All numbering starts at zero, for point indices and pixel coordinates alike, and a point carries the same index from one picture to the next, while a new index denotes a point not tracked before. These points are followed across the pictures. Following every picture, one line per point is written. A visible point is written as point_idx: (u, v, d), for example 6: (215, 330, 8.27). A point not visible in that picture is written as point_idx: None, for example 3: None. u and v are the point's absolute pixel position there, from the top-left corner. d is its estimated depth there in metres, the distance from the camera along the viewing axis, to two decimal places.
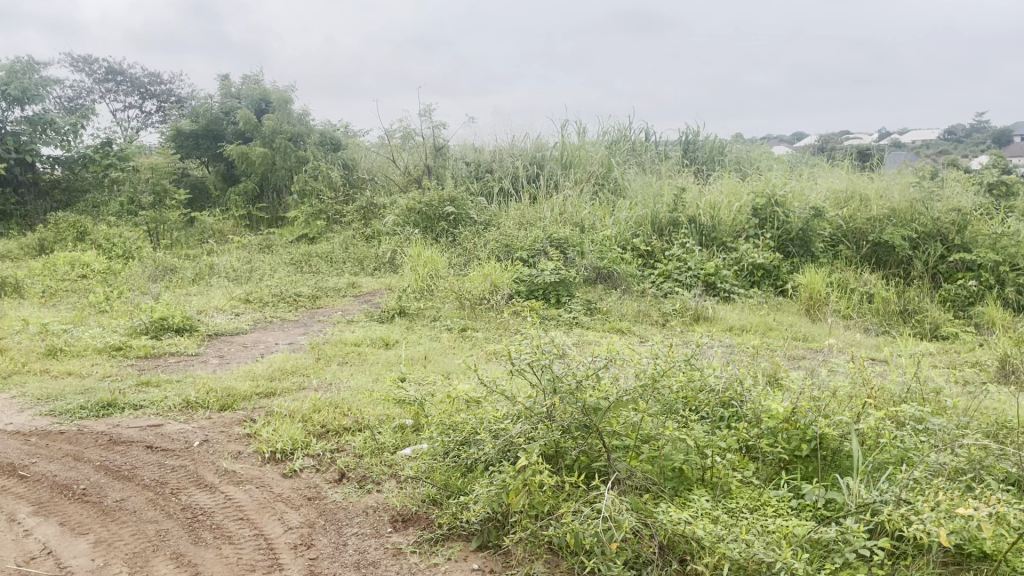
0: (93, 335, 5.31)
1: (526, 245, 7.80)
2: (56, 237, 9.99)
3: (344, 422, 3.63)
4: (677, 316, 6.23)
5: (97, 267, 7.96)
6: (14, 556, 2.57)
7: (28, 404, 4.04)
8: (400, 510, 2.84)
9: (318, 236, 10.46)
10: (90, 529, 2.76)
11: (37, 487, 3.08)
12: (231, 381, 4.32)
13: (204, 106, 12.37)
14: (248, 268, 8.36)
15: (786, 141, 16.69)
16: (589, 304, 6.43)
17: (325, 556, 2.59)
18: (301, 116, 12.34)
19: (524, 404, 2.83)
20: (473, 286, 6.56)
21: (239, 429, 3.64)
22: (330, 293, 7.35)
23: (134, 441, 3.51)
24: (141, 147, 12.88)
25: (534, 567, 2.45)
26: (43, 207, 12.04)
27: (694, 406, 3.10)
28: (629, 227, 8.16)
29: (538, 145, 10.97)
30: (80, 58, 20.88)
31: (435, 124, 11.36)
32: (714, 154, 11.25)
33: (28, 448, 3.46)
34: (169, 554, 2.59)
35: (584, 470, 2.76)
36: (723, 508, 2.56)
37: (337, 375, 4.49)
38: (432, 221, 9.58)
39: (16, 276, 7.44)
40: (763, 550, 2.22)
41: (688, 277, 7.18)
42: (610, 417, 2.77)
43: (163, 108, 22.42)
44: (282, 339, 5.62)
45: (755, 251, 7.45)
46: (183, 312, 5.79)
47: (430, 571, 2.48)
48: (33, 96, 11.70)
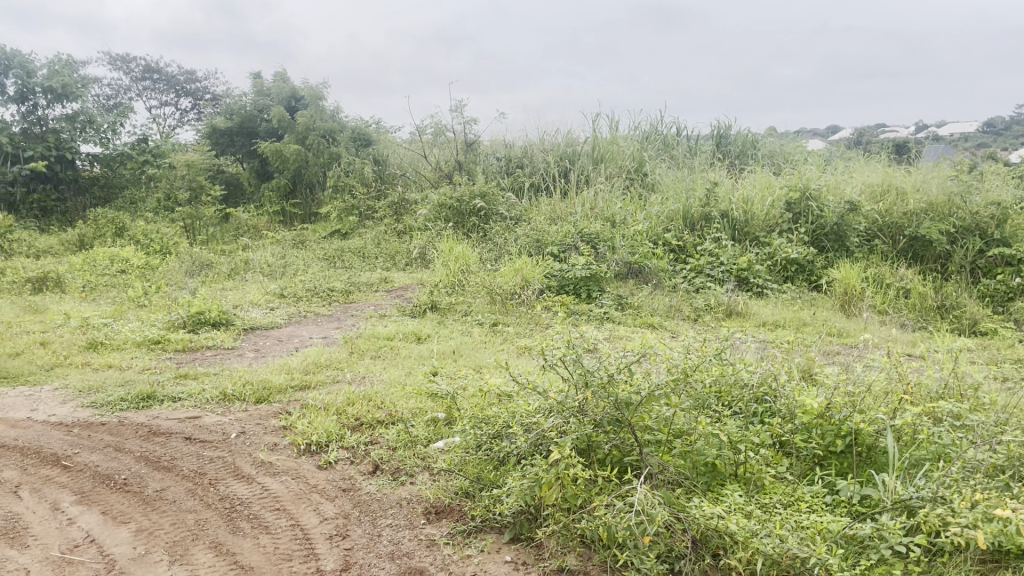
0: (133, 329, 5.42)
1: (556, 239, 7.77)
2: (95, 233, 10.20)
3: (378, 415, 3.66)
4: (709, 313, 6.18)
5: (135, 263, 8.11)
6: (58, 543, 2.64)
7: (70, 395, 4.14)
8: (433, 503, 2.86)
9: (351, 231, 10.61)
10: (132, 517, 2.82)
11: (80, 476, 3.16)
12: (266, 374, 4.39)
13: (238, 104, 12.54)
14: (282, 264, 8.45)
15: (821, 134, 16.45)
16: (620, 299, 6.42)
17: (360, 547, 2.62)
18: (334, 112, 12.42)
19: (555, 398, 2.84)
20: (504, 281, 6.57)
21: (275, 421, 3.70)
22: (363, 288, 7.42)
23: (173, 433, 3.58)
24: (176, 145, 13.08)
25: (567, 561, 2.45)
26: (83, 203, 12.23)
27: (727, 401, 3.08)
28: (661, 222, 8.12)
29: (569, 140, 10.93)
30: (118, 57, 21.26)
31: (466, 119, 11.38)
32: (747, 149, 11.13)
33: (71, 438, 3.54)
34: (209, 542, 2.64)
35: (615, 464, 2.74)
36: (757, 504, 2.54)
37: (370, 369, 4.54)
38: (462, 217, 9.70)
39: (57, 269, 7.60)
40: (797, 546, 2.21)
41: (720, 272, 7.16)
42: (641, 411, 2.75)
43: (198, 106, 22.71)
44: (316, 334, 5.67)
45: (788, 246, 7.37)
46: (219, 306, 5.87)
47: (463, 562, 2.50)
48: (73, 94, 11.92)
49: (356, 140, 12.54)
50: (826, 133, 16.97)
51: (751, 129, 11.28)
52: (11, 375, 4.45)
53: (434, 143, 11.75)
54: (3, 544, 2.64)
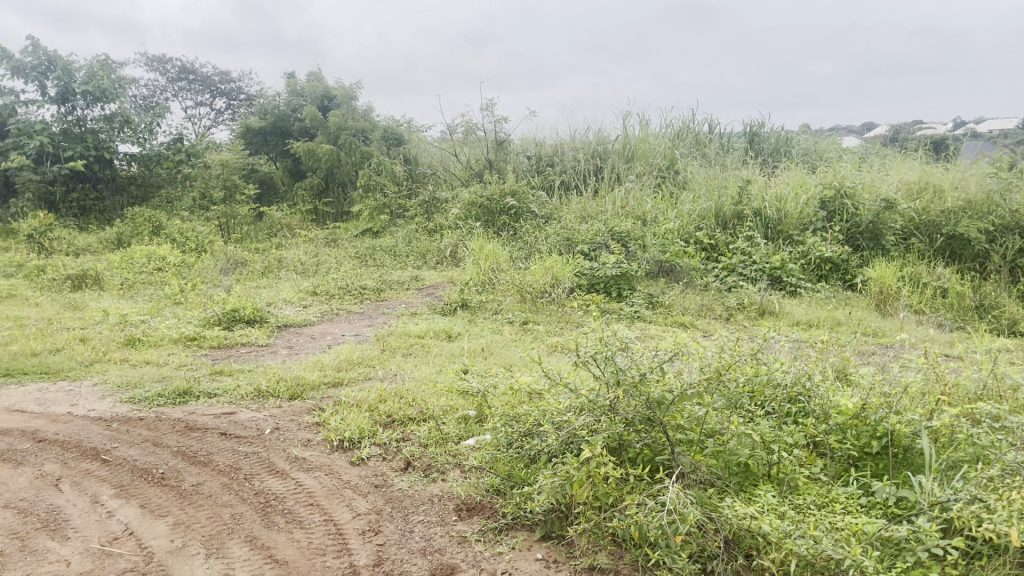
0: (169, 326, 5.51)
1: (587, 238, 7.75)
2: (133, 232, 10.39)
3: (409, 412, 3.68)
4: (742, 311, 6.13)
5: (172, 261, 8.24)
6: (98, 536, 2.69)
7: (109, 390, 4.22)
8: (465, 500, 2.88)
9: (382, 230, 10.70)
10: (170, 511, 2.87)
11: (119, 470, 3.22)
12: (300, 371, 4.43)
13: (272, 104, 12.67)
14: (314, 262, 8.54)
15: (856, 132, 16.19)
16: (651, 298, 6.39)
17: (392, 542, 2.64)
18: (365, 112, 12.50)
19: (587, 397, 2.84)
20: (535, 279, 6.57)
21: (308, 417, 3.74)
22: (394, 286, 7.47)
23: (209, 428, 3.64)
24: (211, 144, 13.24)
25: (598, 559, 2.45)
26: (120, 202, 12.46)
27: (761, 401, 3.06)
28: (692, 220, 8.07)
29: (600, 138, 10.89)
30: (154, 58, 21.58)
31: (497, 118, 11.39)
32: (780, 146, 11.00)
33: (110, 433, 3.61)
34: (244, 536, 2.68)
35: (647, 463, 2.73)
36: (791, 505, 2.52)
37: (401, 366, 4.57)
38: (493, 216, 9.71)
39: (96, 267, 7.75)
40: (832, 547, 2.18)
41: (753, 271, 7.10)
42: (674, 411, 2.75)
43: (232, 106, 22.98)
44: (348, 331, 5.73)
45: (822, 245, 7.27)
46: (253, 304, 5.95)
47: (495, 559, 2.51)
48: (111, 95, 12.13)
49: (388, 140, 12.61)
50: (861, 130, 16.71)
51: (785, 127, 11.15)
52: (52, 370, 4.54)
53: (465, 141, 11.77)
54: (45, 535, 2.70)
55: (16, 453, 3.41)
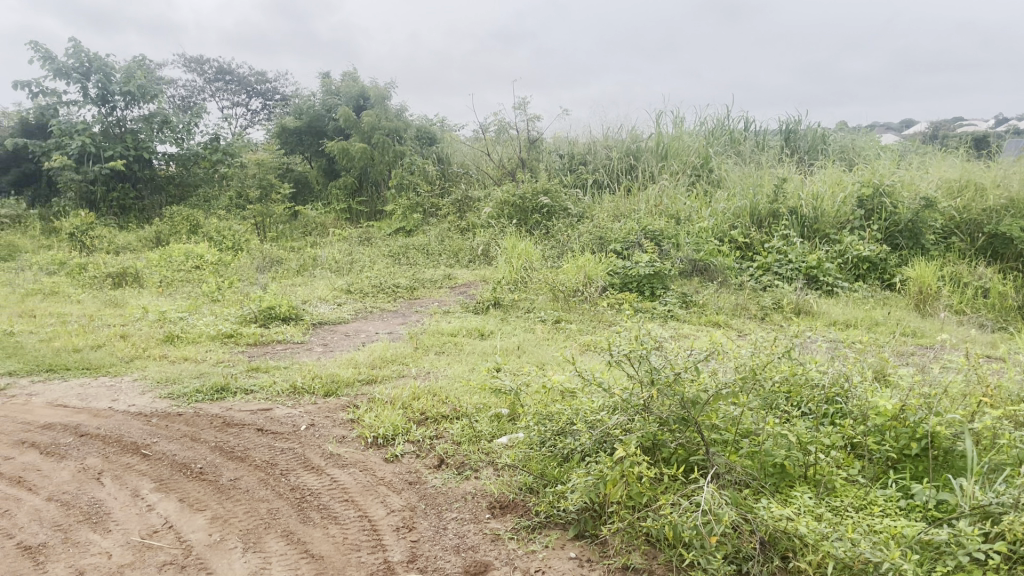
0: (207, 323, 5.60)
1: (620, 236, 7.72)
2: (171, 230, 10.56)
3: (443, 410, 3.70)
4: (778, 311, 6.07)
5: (209, 259, 8.35)
6: (139, 529, 2.74)
7: (149, 386, 4.29)
8: (498, 497, 2.88)
9: (415, 228, 10.76)
10: (208, 505, 2.91)
11: (158, 465, 3.27)
12: (334, 368, 4.47)
13: (307, 104, 12.79)
14: (348, 261, 8.60)
15: (895, 129, 15.89)
16: (685, 296, 6.35)
17: (426, 539, 2.65)
18: (399, 112, 12.56)
19: (620, 396, 2.83)
20: (567, 278, 6.56)
21: (343, 414, 3.77)
22: (427, 285, 7.50)
23: (246, 424, 3.68)
24: (247, 143, 13.41)
25: (632, 559, 2.45)
26: (158, 201, 12.67)
27: (797, 401, 3.03)
28: (727, 219, 8.01)
29: (633, 136, 10.83)
30: (192, 59, 21.92)
31: (530, 116, 11.38)
32: (817, 144, 10.86)
33: (149, 428, 3.68)
34: (281, 531, 2.72)
35: (681, 463, 2.71)
36: (828, 506, 2.50)
37: (434, 364, 4.59)
38: (525, 214, 9.71)
39: (136, 265, 7.89)
40: (870, 550, 2.14)
41: (789, 270, 7.02)
42: (709, 411, 2.73)
43: (268, 106, 23.24)
44: (382, 329, 5.77)
45: (860, 244, 7.17)
46: (289, 302, 6.02)
47: (528, 557, 2.52)
48: (150, 96, 12.34)
49: (421, 139, 12.68)
50: (901, 127, 16.43)
51: (821, 124, 10.99)
52: (94, 366, 4.64)
53: (497, 140, 11.81)
54: (87, 528, 2.75)
55: (59, 446, 3.48)
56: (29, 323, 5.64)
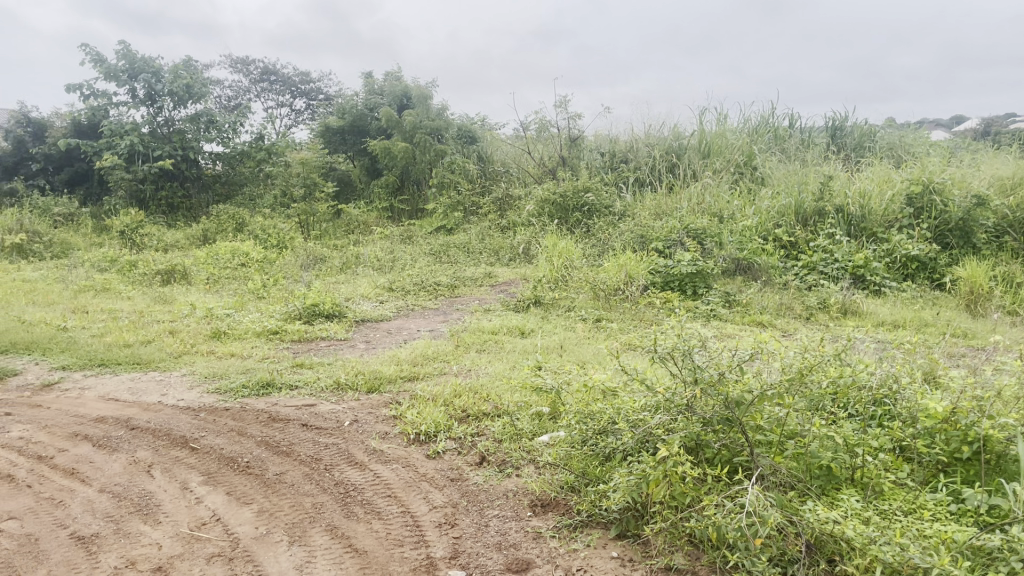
0: (253, 320, 5.70)
1: (662, 234, 7.67)
2: (217, 228, 10.75)
3: (484, 407, 3.71)
4: (824, 311, 5.98)
5: (254, 257, 8.49)
6: (187, 521, 2.80)
7: (196, 381, 4.38)
8: (539, 495, 2.89)
9: (455, 227, 10.81)
10: (254, 499, 2.96)
11: (206, 458, 3.34)
12: (377, 365, 4.52)
13: (350, 103, 12.90)
14: (390, 258, 8.68)
15: (945, 126, 15.55)
16: (728, 296, 6.28)
17: (468, 536, 2.67)
18: (440, 111, 12.62)
19: (662, 395, 2.81)
20: (608, 277, 6.53)
21: (385, 410, 3.81)
22: (468, 283, 7.53)
23: (291, 419, 3.74)
24: (291, 143, 13.59)
25: (674, 560, 2.44)
26: (205, 200, 12.92)
27: (844, 403, 2.99)
28: (771, 217, 7.91)
29: (675, 133, 10.74)
30: (238, 59, 22.28)
31: (571, 115, 11.37)
32: (864, 141, 10.65)
33: (198, 422, 3.75)
34: (325, 526, 2.75)
35: (725, 464, 2.69)
36: (876, 510, 2.45)
37: (475, 362, 4.61)
38: (566, 212, 9.69)
39: (183, 262, 8.04)
40: (919, 555, 2.09)
41: (835, 269, 6.90)
42: (753, 411, 2.68)
43: (312, 105, 23.53)
44: (423, 327, 5.81)
45: (909, 243, 7.03)
46: (332, 299, 6.09)
47: (570, 556, 2.52)
48: (197, 96, 12.58)
49: (462, 137, 12.72)
50: (951, 123, 16.06)
51: (869, 120, 10.79)
52: (143, 361, 4.75)
53: (538, 138, 11.85)
54: (138, 519, 2.82)
55: (111, 439, 3.57)
56: (82, 319, 5.79)
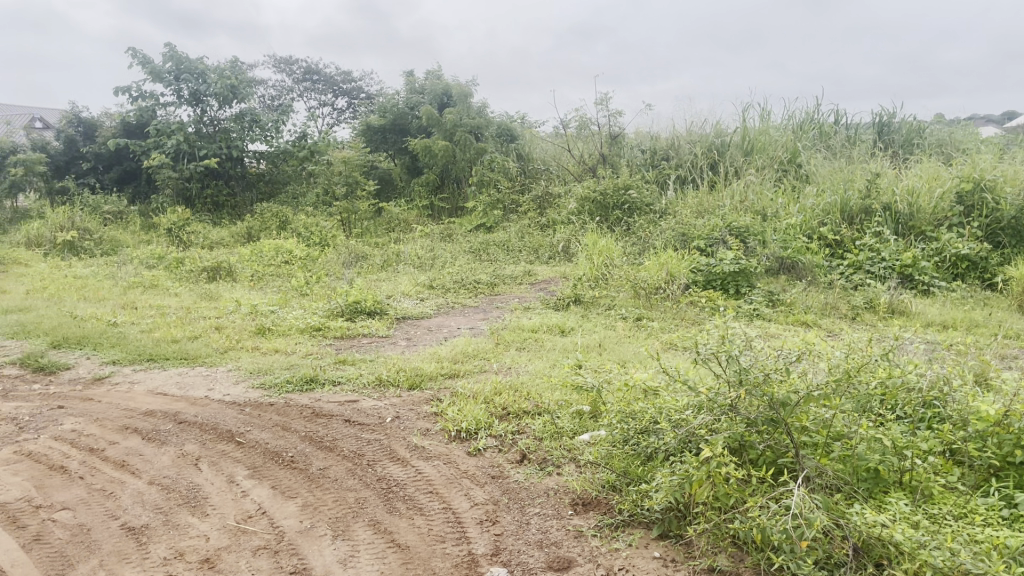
0: (296, 316, 5.78)
1: (704, 233, 7.60)
2: (261, 226, 10.92)
3: (524, 405, 3.72)
4: (870, 311, 5.88)
5: (298, 254, 8.60)
6: (234, 514, 2.85)
7: (242, 376, 4.46)
8: (581, 494, 2.89)
9: (495, 225, 10.84)
10: (298, 493, 3.00)
11: (252, 452, 3.39)
12: (418, 362, 4.55)
13: (391, 102, 12.99)
14: (430, 256, 8.73)
15: (997, 122, 15.16)
16: (771, 296, 6.20)
17: (509, 533, 2.68)
18: (481, 109, 12.65)
19: (705, 395, 2.78)
20: (649, 275, 6.49)
21: (426, 407, 3.83)
22: (507, 281, 7.55)
23: (334, 415, 3.78)
24: (333, 142, 13.74)
25: (718, 561, 2.42)
26: (249, 198, 13.13)
27: (893, 404, 2.94)
28: (815, 215, 7.78)
29: (717, 130, 10.63)
30: (281, 59, 22.60)
31: (611, 112, 11.32)
32: (912, 137, 10.42)
33: (244, 417, 3.82)
34: (368, 521, 2.78)
35: (770, 466, 2.66)
36: (925, 514, 2.40)
37: (515, 360, 4.61)
38: (606, 210, 9.66)
39: (228, 260, 8.17)
40: (970, 561, 2.04)
41: (882, 269, 6.76)
42: (799, 413, 2.64)
43: (354, 105, 23.75)
44: (464, 324, 5.84)
45: (959, 242, 6.87)
46: (374, 296, 6.14)
47: (611, 555, 2.51)
48: (241, 96, 12.77)
49: (502, 136, 12.74)
50: (1003, 120, 15.67)
51: (917, 116, 10.57)
52: (191, 356, 4.84)
53: (578, 136, 11.81)
54: (186, 511, 2.88)
55: (160, 433, 3.65)
56: (131, 315, 5.92)
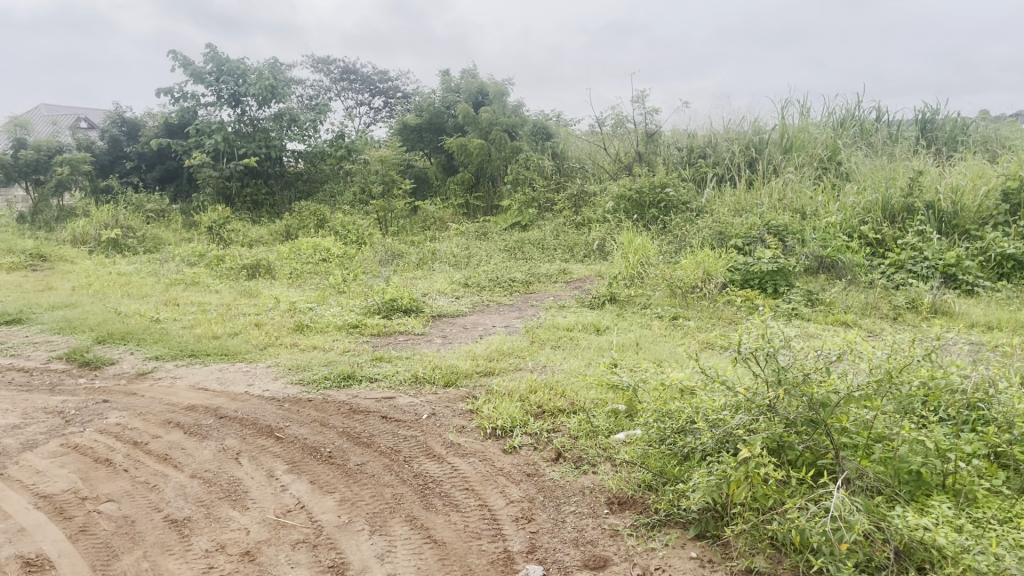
0: (334, 313, 5.84)
1: (741, 231, 7.53)
2: (300, 225, 11.05)
3: (560, 403, 3.72)
4: (912, 311, 5.77)
5: (335, 253, 8.69)
6: (274, 508, 2.89)
7: (281, 372, 4.52)
8: (617, 493, 2.88)
9: (530, 223, 10.85)
10: (336, 488, 3.04)
11: (291, 447, 3.44)
12: (454, 359, 4.57)
13: (428, 102, 13.06)
14: (466, 255, 8.76)
15: None
16: (810, 295, 6.11)
17: (545, 531, 2.68)
18: (516, 108, 12.65)
19: (743, 395, 2.75)
20: (685, 274, 6.44)
21: (462, 404, 3.85)
22: (542, 279, 7.55)
23: (371, 411, 3.82)
24: (370, 141, 13.85)
25: (755, 562, 2.40)
26: (288, 197, 13.27)
27: (936, 405, 2.88)
28: (856, 214, 7.66)
29: (756, 127, 10.51)
30: (319, 60, 22.83)
31: (647, 110, 11.26)
32: (956, 134, 10.21)
33: (283, 412, 3.87)
34: (405, 516, 2.80)
35: (809, 467, 2.63)
36: (968, 517, 2.36)
37: (550, 358, 4.61)
38: (642, 209, 9.60)
39: (268, 258, 8.29)
40: (1015, 565, 2.00)
41: (924, 268, 6.64)
42: (839, 413, 2.61)
43: (390, 104, 23.90)
44: (499, 322, 5.85)
45: (1004, 241, 6.72)
46: (410, 294, 6.18)
47: (647, 555, 2.51)
48: (280, 95, 12.93)
49: (537, 134, 12.74)
50: None
51: (962, 113, 10.35)
52: (231, 352, 4.91)
53: (614, 134, 11.75)
54: (227, 504, 2.93)
55: (201, 427, 3.72)
56: (174, 311, 6.03)
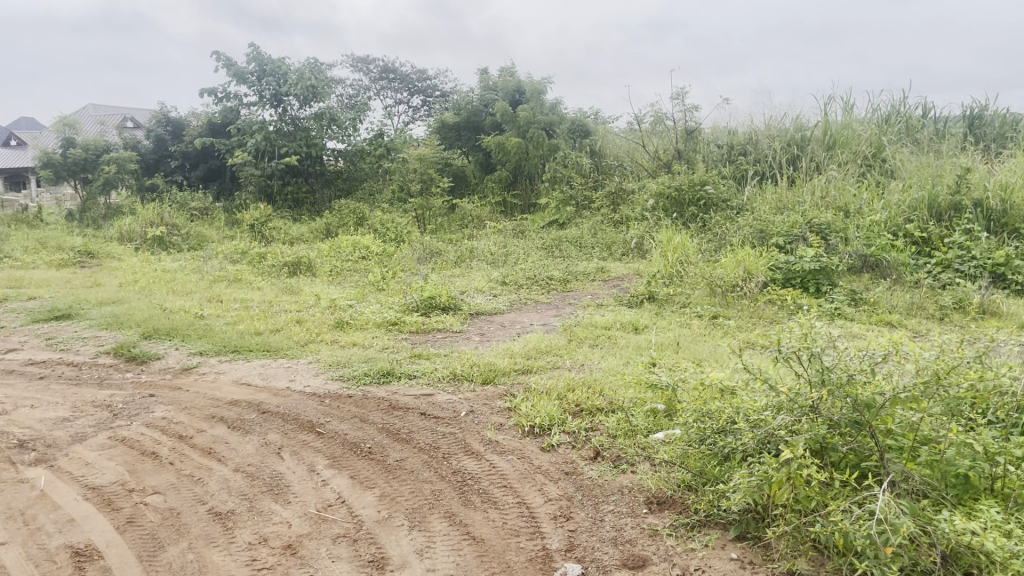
0: (373, 311, 5.89)
1: (783, 229, 7.45)
2: (339, 222, 11.16)
3: (598, 402, 3.70)
4: (959, 311, 5.65)
5: (374, 250, 8.76)
6: (315, 502, 2.93)
7: (321, 368, 4.57)
8: (656, 493, 2.87)
9: (568, 221, 10.83)
10: (376, 483, 3.07)
11: (332, 443, 3.48)
12: (492, 357, 4.59)
13: (466, 100, 13.10)
14: (504, 253, 8.77)
15: None
16: (853, 294, 6.01)
17: (584, 529, 2.68)
18: (554, 105, 12.63)
19: (785, 395, 2.72)
20: (725, 272, 6.37)
21: (500, 402, 3.86)
22: (580, 277, 7.53)
23: (410, 408, 3.85)
24: (409, 140, 13.94)
25: (797, 565, 2.38)
26: (328, 195, 13.40)
27: (985, 408, 2.82)
28: (901, 212, 7.50)
29: (798, 124, 10.35)
30: (358, 59, 23.03)
31: (687, 107, 11.16)
32: (1006, 131, 9.97)
33: (323, 408, 3.92)
34: (444, 513, 2.82)
35: (853, 469, 2.59)
36: (1017, 522, 2.31)
37: (588, 357, 4.61)
38: (682, 207, 9.52)
39: (309, 256, 8.39)
40: None
41: (972, 267, 6.49)
42: (885, 415, 2.56)
43: (428, 102, 24.01)
44: (537, 320, 5.85)
45: None
46: (448, 292, 6.21)
47: (687, 555, 2.49)
48: (320, 95, 13.06)
49: (575, 132, 12.71)
50: None
51: (1012, 108, 10.09)
52: (273, 348, 4.98)
53: (653, 132, 11.67)
54: (269, 498, 2.97)
55: (244, 422, 3.78)
56: (217, 308, 6.14)
